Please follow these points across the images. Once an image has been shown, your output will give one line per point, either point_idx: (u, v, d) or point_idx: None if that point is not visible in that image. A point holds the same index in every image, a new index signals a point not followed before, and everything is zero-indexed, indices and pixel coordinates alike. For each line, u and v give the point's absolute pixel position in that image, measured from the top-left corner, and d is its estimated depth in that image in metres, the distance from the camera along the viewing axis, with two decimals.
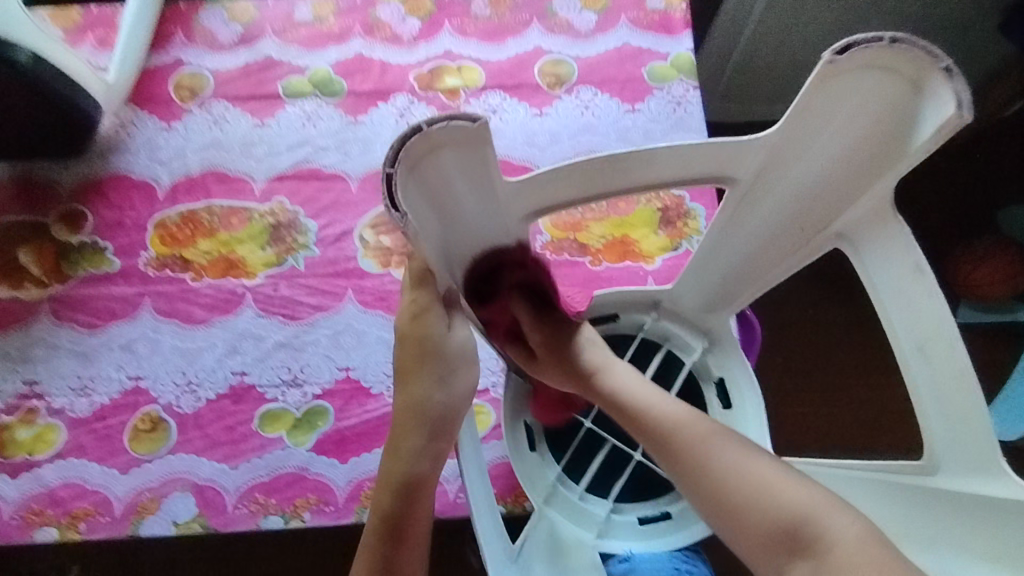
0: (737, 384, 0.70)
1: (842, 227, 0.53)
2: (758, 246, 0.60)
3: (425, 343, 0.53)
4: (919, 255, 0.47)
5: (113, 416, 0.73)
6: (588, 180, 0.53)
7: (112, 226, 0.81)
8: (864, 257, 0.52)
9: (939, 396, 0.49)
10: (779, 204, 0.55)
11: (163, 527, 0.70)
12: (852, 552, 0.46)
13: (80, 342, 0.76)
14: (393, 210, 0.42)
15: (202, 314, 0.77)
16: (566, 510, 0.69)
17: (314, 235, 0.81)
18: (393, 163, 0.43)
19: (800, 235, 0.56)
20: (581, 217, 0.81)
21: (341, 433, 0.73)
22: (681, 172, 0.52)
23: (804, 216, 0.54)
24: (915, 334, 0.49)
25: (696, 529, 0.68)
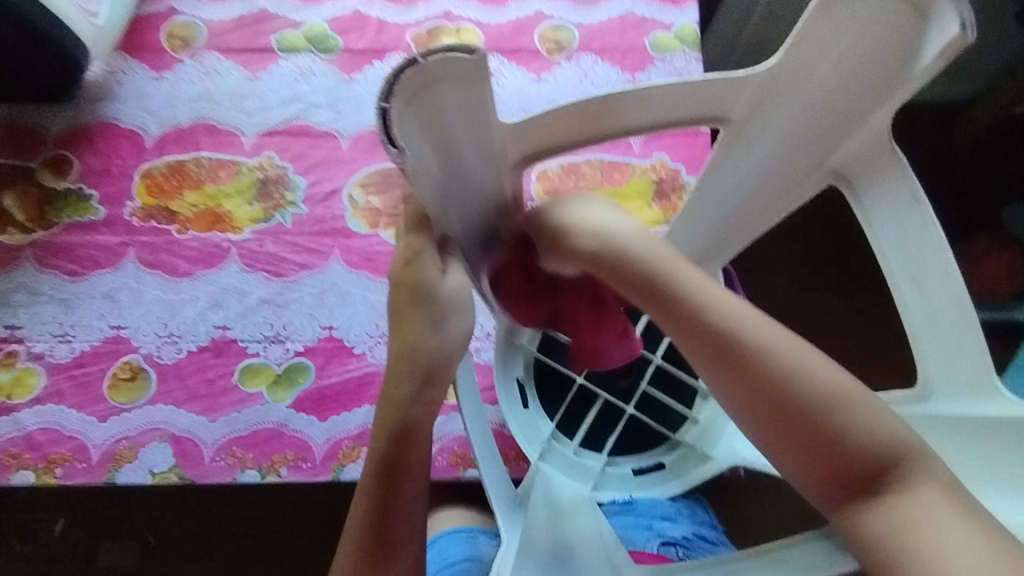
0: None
1: (838, 164, 0.53)
2: (748, 193, 0.59)
3: (417, 290, 0.48)
4: (916, 185, 0.48)
5: (93, 364, 0.73)
6: (587, 121, 0.50)
7: (98, 173, 0.80)
8: (860, 195, 0.52)
9: (935, 325, 0.49)
10: (774, 148, 0.54)
11: (140, 476, 0.70)
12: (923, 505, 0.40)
13: (62, 289, 0.76)
14: (389, 146, 0.39)
15: (186, 267, 0.77)
16: (564, 464, 0.68)
17: (302, 192, 0.80)
18: (388, 96, 0.40)
19: (795, 175, 0.56)
20: (574, 186, 0.80)
21: (321, 390, 0.73)
22: (680, 110, 0.51)
23: (802, 155, 0.54)
24: (908, 263, 0.49)
25: (689, 477, 0.69)
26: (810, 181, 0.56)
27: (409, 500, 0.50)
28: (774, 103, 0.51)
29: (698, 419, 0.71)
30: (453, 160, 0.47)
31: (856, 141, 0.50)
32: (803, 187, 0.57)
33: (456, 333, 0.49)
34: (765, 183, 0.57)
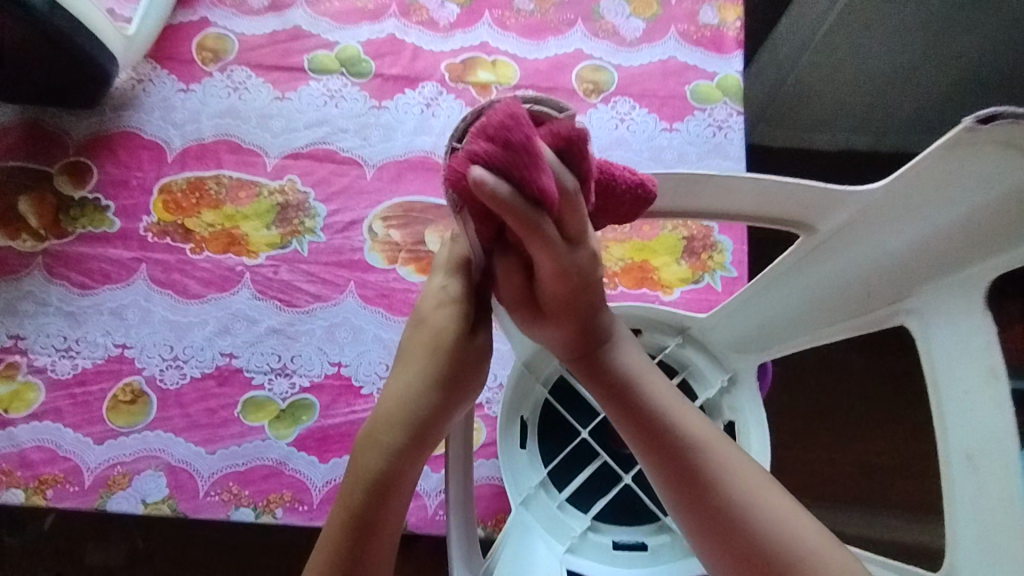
0: (748, 434, 0.65)
1: (916, 302, 0.46)
2: (809, 304, 0.55)
3: (437, 338, 0.50)
4: (998, 358, 0.39)
5: (95, 383, 0.71)
6: (664, 195, 0.48)
7: (118, 185, 0.78)
8: (931, 335, 0.45)
9: (975, 517, 0.39)
10: (849, 265, 0.49)
11: (131, 505, 0.67)
12: None
13: (70, 302, 0.74)
14: (449, 188, 0.40)
15: (197, 289, 0.75)
16: (543, 517, 0.66)
17: (322, 221, 0.78)
18: (458, 138, 0.41)
19: (865, 302, 0.50)
20: (602, 236, 0.77)
21: (324, 430, 0.70)
22: (755, 206, 0.48)
23: (876, 283, 0.49)
24: (966, 440, 0.41)
25: (674, 566, 0.65)
26: (878, 312, 0.50)
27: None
28: (859, 227, 0.47)
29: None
30: None
31: (944, 285, 0.43)
32: (869, 317, 0.51)
33: (463, 393, 0.50)
34: (834, 296, 0.52)
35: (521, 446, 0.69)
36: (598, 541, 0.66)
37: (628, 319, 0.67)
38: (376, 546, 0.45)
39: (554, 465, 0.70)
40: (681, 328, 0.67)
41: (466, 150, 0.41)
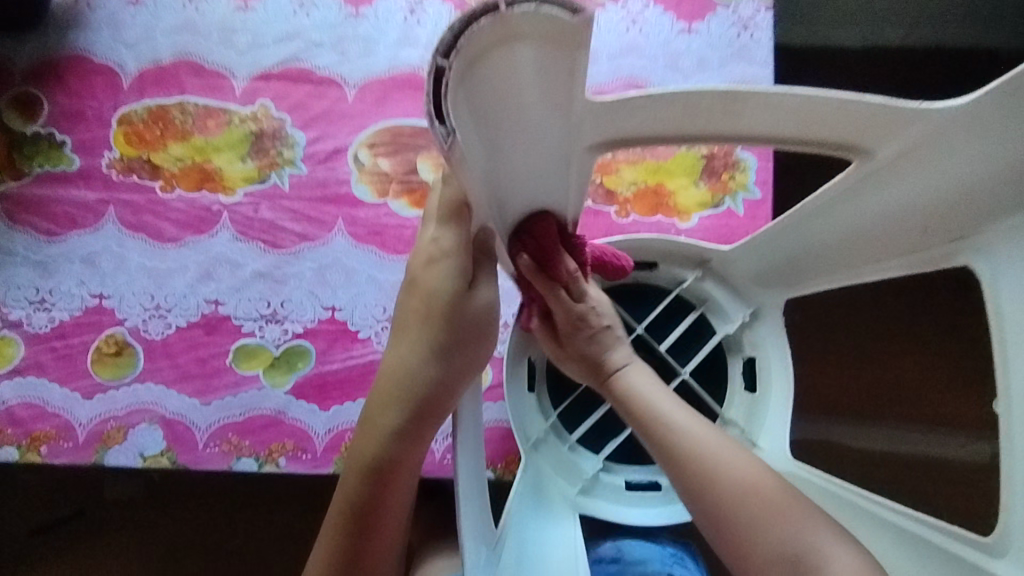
0: (768, 369, 0.65)
1: (981, 240, 0.41)
2: (862, 235, 0.50)
3: (433, 301, 0.45)
4: None
5: (75, 336, 0.67)
6: (687, 118, 0.41)
7: (72, 117, 0.70)
8: (998, 279, 0.40)
9: None
10: (907, 198, 0.44)
11: (130, 459, 0.65)
12: None
13: (37, 250, 0.68)
14: (438, 121, 0.31)
15: (172, 232, 0.69)
16: (554, 460, 0.65)
17: (302, 150, 0.70)
18: (446, 56, 0.30)
19: (920, 237, 0.46)
20: (613, 157, 0.70)
21: (322, 377, 0.67)
22: (803, 128, 0.40)
23: (936, 218, 0.44)
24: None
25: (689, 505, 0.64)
26: (941, 249, 0.45)
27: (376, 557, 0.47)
28: (919, 157, 0.40)
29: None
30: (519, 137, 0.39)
31: (1014, 223, 0.38)
32: (925, 253, 0.46)
33: (464, 368, 0.47)
34: (892, 228, 0.47)
35: (529, 388, 0.67)
36: (611, 482, 0.66)
37: (648, 253, 0.65)
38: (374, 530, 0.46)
39: (564, 407, 0.69)
40: (702, 261, 0.65)
41: (458, 70, 0.31)
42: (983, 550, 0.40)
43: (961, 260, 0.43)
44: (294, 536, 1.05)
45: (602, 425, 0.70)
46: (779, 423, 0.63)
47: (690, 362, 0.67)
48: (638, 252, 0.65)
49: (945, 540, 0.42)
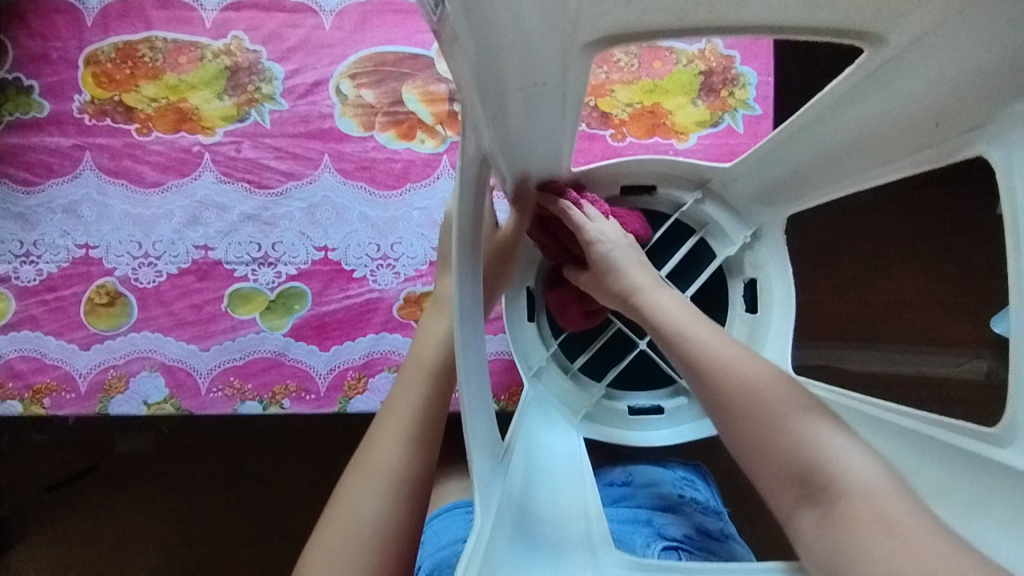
0: (769, 291, 0.65)
1: (995, 126, 0.40)
2: (870, 134, 0.49)
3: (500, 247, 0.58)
4: None
5: (65, 288, 0.66)
6: (689, 8, 0.38)
7: (36, 59, 0.67)
8: (1013, 165, 0.39)
9: None
10: (915, 89, 0.43)
11: (133, 407, 0.65)
12: (858, 500, 0.39)
13: (16, 201, 0.66)
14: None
15: (153, 176, 0.66)
16: (556, 386, 0.65)
17: (280, 84, 0.67)
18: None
19: (932, 132, 0.45)
20: (606, 78, 0.67)
21: (321, 318, 0.66)
22: (811, 13, 0.38)
23: (948, 109, 0.43)
24: None
25: (690, 427, 0.65)
26: (952, 141, 0.44)
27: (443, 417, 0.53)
28: (929, 44, 0.39)
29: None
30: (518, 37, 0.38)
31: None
32: (935, 148, 0.46)
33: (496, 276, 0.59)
34: (902, 123, 0.46)
35: (529, 319, 0.67)
36: (614, 407, 0.67)
37: (645, 176, 0.64)
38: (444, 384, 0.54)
39: (565, 337, 0.69)
40: (702, 181, 0.64)
41: None
42: (990, 441, 0.41)
43: (972, 151, 0.42)
44: (305, 479, 1.08)
45: (603, 354, 0.70)
46: (781, 343, 0.63)
47: (691, 285, 0.66)
48: (633, 176, 0.64)
49: (954, 437, 0.43)
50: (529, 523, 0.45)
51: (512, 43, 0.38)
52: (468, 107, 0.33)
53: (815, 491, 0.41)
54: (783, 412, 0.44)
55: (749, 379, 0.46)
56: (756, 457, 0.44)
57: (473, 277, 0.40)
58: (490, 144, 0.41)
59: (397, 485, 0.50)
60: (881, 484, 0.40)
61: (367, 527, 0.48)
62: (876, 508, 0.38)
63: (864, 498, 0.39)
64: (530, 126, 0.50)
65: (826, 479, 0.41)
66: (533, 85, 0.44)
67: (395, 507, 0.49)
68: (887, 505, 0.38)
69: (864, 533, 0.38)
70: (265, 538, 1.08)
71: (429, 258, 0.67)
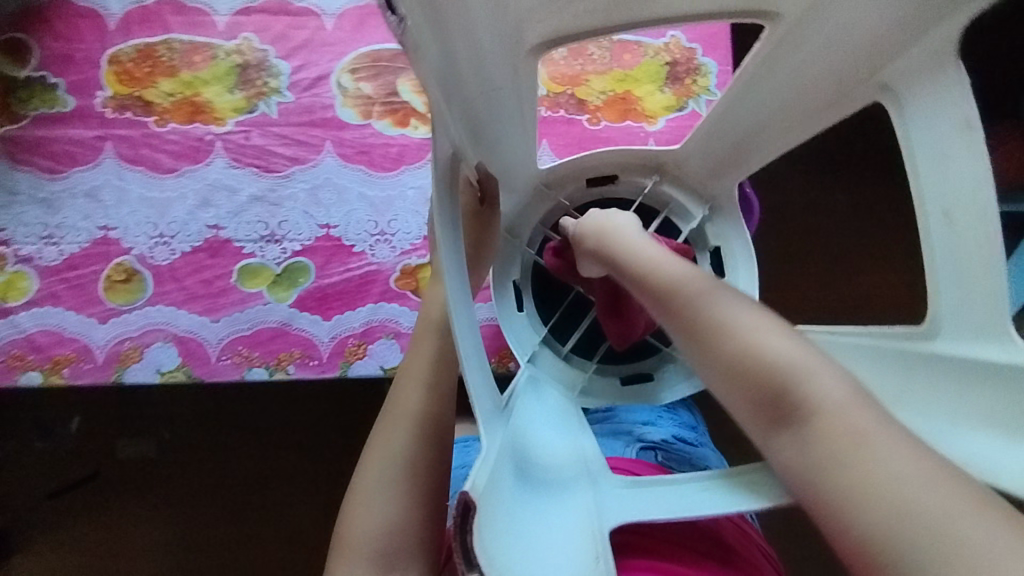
0: (732, 256, 0.70)
1: (891, 75, 0.49)
2: (788, 97, 0.56)
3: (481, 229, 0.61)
4: (971, 108, 0.43)
5: (85, 266, 0.71)
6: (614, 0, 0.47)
7: (62, 60, 0.74)
8: (905, 109, 0.48)
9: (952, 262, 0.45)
10: (819, 51, 0.50)
11: (147, 375, 0.69)
12: (833, 417, 0.39)
13: (41, 188, 0.72)
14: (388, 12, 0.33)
15: (169, 163, 0.72)
16: (552, 368, 0.70)
17: (286, 79, 0.74)
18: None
19: (839, 87, 0.53)
20: (581, 70, 0.74)
21: (322, 290, 0.71)
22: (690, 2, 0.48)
23: (850, 65, 0.50)
24: (941, 197, 0.46)
25: (682, 388, 0.70)
26: (857, 91, 0.52)
27: (448, 362, 0.59)
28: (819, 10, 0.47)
29: None
30: (471, 52, 0.43)
31: (913, 53, 0.46)
32: (844, 99, 0.53)
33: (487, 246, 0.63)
34: (811, 82, 0.54)
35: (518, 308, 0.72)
36: (607, 379, 0.71)
37: (605, 167, 0.70)
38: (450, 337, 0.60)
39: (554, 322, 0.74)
40: (656, 165, 0.70)
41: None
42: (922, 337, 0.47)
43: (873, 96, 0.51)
44: (303, 478, 1.11)
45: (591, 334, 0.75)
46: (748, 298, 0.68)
47: None
48: (595, 168, 0.70)
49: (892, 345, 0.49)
50: (536, 467, 0.48)
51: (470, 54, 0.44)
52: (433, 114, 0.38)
53: (791, 414, 0.40)
54: (749, 333, 0.43)
55: (731, 313, 0.45)
56: (729, 383, 0.43)
57: (456, 260, 0.43)
58: (460, 140, 0.45)
59: (411, 424, 0.57)
60: (857, 401, 0.39)
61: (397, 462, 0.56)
62: (849, 426, 0.38)
63: (839, 417, 0.38)
64: (493, 124, 0.54)
65: (794, 401, 0.40)
66: (494, 88, 0.50)
67: (415, 441, 0.56)
68: (861, 425, 0.38)
69: (840, 451, 0.37)
70: (261, 531, 1.10)
71: (423, 233, 0.72)
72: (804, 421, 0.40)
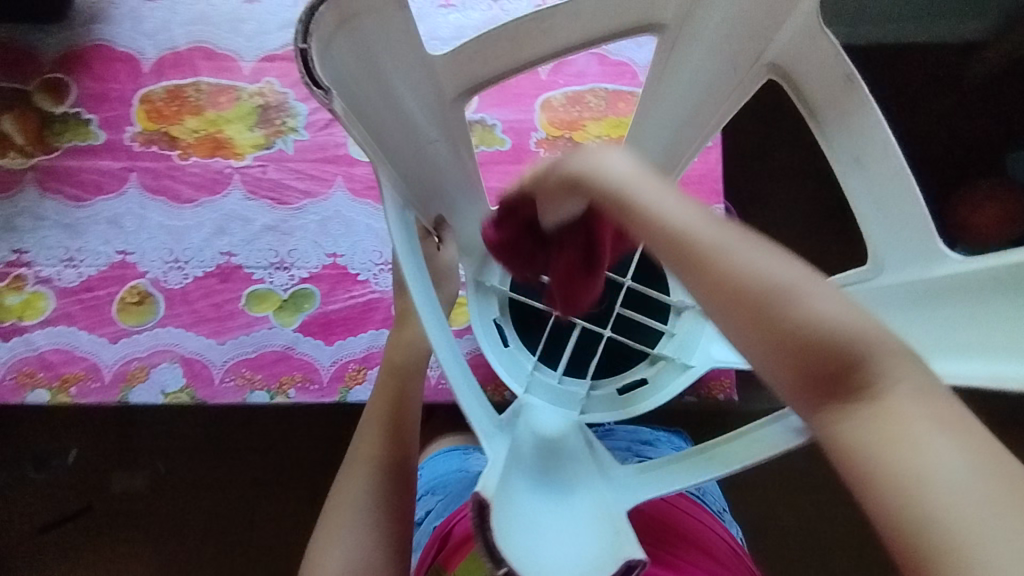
0: None
1: (774, 54, 0.55)
2: (696, 98, 0.60)
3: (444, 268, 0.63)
4: (847, 65, 0.51)
5: (102, 288, 0.74)
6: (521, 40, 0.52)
7: (97, 98, 0.79)
8: (797, 75, 0.55)
9: (878, 206, 0.53)
10: (711, 49, 0.57)
11: (152, 395, 0.71)
12: (921, 405, 0.28)
13: (67, 214, 0.76)
14: (314, 86, 0.38)
15: (189, 193, 0.77)
16: (548, 395, 0.67)
17: (304, 119, 0.79)
18: (304, 40, 0.39)
19: (734, 78, 0.58)
20: (578, 116, 0.80)
21: (326, 316, 0.74)
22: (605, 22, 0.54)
23: (738, 55, 0.56)
24: (850, 146, 0.53)
25: (680, 381, 0.67)
26: (753, 78, 0.58)
27: (409, 409, 0.61)
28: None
29: (672, 332, 0.70)
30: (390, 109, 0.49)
31: (788, 30, 0.53)
32: (745, 87, 0.59)
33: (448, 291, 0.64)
34: (709, 90, 0.60)
35: (504, 344, 0.71)
36: (606, 394, 0.69)
37: None
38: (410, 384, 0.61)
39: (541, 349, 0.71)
40: None
41: (315, 50, 0.39)
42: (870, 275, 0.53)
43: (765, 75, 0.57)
44: (297, 513, 1.10)
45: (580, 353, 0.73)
46: None
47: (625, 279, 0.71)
48: None
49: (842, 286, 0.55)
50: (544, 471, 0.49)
51: (394, 111, 0.49)
52: (376, 161, 0.40)
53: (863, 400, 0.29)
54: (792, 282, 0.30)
55: (769, 261, 0.31)
56: (774, 360, 0.30)
57: (428, 298, 0.45)
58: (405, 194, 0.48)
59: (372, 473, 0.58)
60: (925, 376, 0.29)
61: (359, 509, 0.57)
62: (939, 411, 0.28)
63: (920, 395, 0.29)
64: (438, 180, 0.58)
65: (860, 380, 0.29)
66: (427, 147, 0.55)
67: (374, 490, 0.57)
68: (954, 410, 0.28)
69: (955, 453, 0.26)
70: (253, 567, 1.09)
71: None
72: (874, 404, 0.29)
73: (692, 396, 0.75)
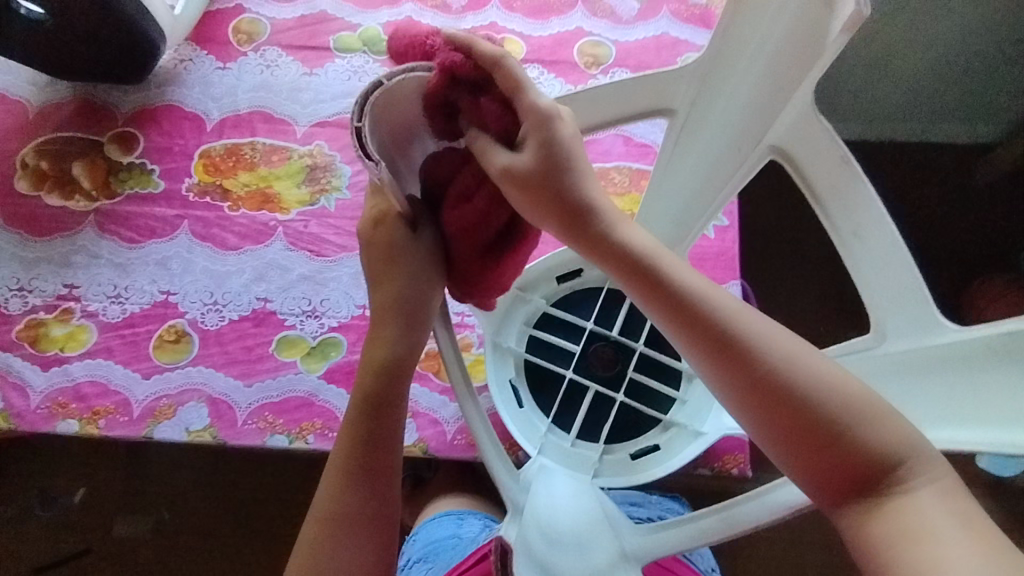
0: None
1: (774, 138, 0.58)
2: (705, 174, 0.65)
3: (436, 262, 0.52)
4: (845, 148, 0.53)
5: (142, 325, 0.78)
6: None
7: (161, 151, 0.87)
8: (797, 157, 0.57)
9: (879, 281, 0.55)
10: (717, 129, 0.61)
11: (176, 433, 0.73)
12: (934, 495, 0.38)
13: (119, 254, 0.81)
14: (366, 158, 0.45)
15: (234, 242, 0.82)
16: (560, 457, 0.69)
17: (347, 179, 0.85)
18: (360, 118, 0.45)
19: (739, 154, 0.61)
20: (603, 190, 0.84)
21: (351, 364, 0.76)
22: (625, 107, 0.59)
23: (743, 134, 0.60)
24: (850, 222, 0.56)
25: (690, 449, 0.69)
26: (753, 158, 0.60)
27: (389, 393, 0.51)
28: (712, 81, 0.58)
29: (685, 400, 0.72)
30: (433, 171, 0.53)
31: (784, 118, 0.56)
32: (746, 168, 0.62)
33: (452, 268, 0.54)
34: (717, 163, 0.64)
35: (519, 404, 0.73)
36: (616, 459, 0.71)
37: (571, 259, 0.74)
38: (380, 423, 0.50)
39: (555, 411, 0.73)
40: None
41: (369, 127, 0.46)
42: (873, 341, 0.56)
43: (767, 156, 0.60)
44: None
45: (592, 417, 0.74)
46: None
47: (637, 343, 0.73)
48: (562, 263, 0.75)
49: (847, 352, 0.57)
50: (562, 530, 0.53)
51: None
52: None
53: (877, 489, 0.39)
54: (826, 389, 0.40)
55: (805, 369, 0.41)
56: (812, 454, 0.40)
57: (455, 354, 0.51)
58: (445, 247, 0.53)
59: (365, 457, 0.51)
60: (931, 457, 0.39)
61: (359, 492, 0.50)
62: (941, 489, 0.38)
63: (940, 489, 0.38)
64: None
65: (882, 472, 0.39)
66: None
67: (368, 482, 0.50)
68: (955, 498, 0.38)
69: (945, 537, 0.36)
70: None
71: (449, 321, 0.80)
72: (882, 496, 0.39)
73: (705, 467, 0.75)
